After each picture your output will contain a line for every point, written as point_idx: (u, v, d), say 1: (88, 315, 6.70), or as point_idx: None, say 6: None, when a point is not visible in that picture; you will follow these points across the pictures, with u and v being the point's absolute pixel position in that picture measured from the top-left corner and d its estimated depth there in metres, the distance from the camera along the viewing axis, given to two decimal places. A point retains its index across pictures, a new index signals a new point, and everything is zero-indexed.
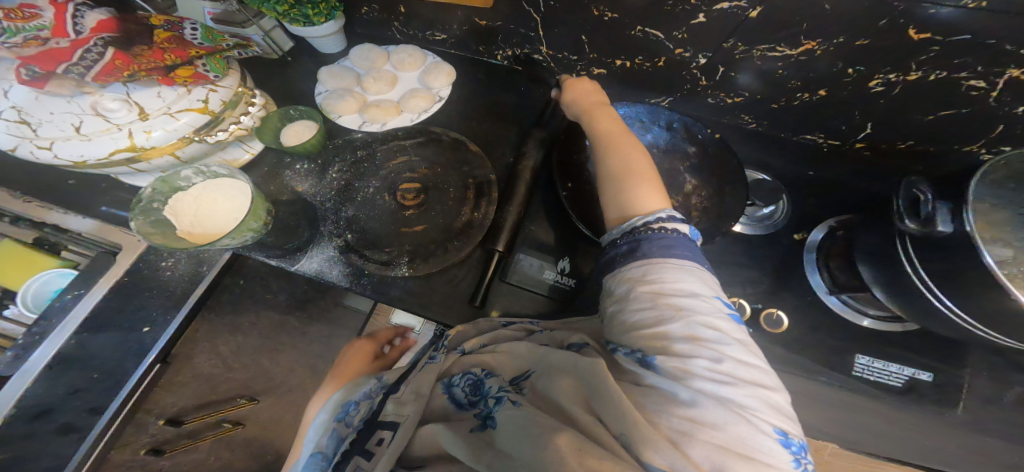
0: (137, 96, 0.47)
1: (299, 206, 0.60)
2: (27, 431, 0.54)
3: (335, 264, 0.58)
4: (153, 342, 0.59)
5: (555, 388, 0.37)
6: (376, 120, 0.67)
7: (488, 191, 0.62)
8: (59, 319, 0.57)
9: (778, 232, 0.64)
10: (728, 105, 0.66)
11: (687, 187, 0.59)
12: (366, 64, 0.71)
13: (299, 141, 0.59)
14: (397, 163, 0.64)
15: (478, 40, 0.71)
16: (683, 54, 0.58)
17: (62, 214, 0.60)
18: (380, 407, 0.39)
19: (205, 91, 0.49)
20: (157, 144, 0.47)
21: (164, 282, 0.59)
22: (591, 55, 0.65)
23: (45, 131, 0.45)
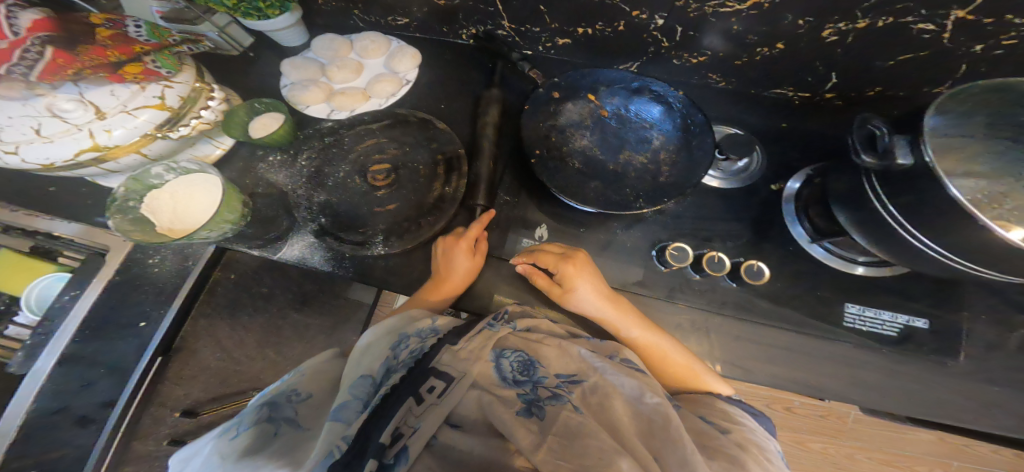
0: (90, 96, 0.48)
1: (276, 198, 0.63)
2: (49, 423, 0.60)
3: (317, 250, 0.60)
4: (150, 335, 0.62)
5: (609, 404, 0.40)
6: (344, 108, 0.69)
7: (458, 165, 0.64)
8: (61, 319, 0.60)
9: (755, 185, 0.64)
10: (694, 65, 0.65)
11: (655, 143, 0.60)
12: (329, 53, 0.71)
13: (267, 132, 0.61)
14: (367, 146, 0.66)
15: (440, 21, 0.71)
16: (639, 17, 0.58)
17: (47, 220, 0.60)
18: (436, 353, 0.40)
19: (159, 88, 0.50)
20: (119, 142, 0.49)
21: (152, 279, 0.62)
22: (553, 26, 0.65)
23: (7, 136, 0.46)
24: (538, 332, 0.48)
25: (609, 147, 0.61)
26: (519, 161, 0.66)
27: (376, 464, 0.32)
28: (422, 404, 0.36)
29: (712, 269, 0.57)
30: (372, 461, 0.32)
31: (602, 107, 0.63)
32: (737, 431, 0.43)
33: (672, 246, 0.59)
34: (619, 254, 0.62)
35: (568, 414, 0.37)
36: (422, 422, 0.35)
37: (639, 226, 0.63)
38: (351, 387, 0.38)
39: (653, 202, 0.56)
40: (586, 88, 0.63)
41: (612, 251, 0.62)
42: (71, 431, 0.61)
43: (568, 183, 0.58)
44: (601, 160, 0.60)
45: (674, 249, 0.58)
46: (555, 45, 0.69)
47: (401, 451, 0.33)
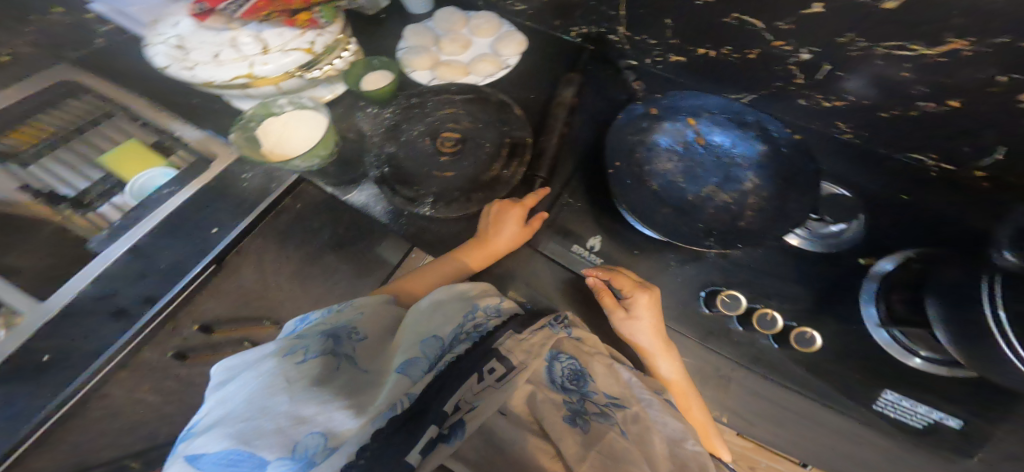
0: (266, 35, 0.53)
1: (360, 144, 0.65)
2: (92, 307, 0.59)
3: (381, 201, 0.62)
4: (216, 242, 0.65)
5: (649, 437, 0.43)
6: (444, 78, 0.71)
7: (521, 152, 0.63)
8: (153, 209, 0.63)
9: (840, 254, 0.59)
10: (822, 110, 0.61)
11: (746, 184, 0.57)
12: (446, 25, 0.76)
13: (376, 87, 0.66)
14: (444, 114, 0.66)
15: (555, 14, 0.72)
16: (782, 47, 0.54)
17: (180, 123, 0.69)
18: (501, 337, 0.42)
19: (314, 35, 0.55)
20: (269, 75, 0.53)
21: (239, 192, 0.67)
22: (672, 41, 0.63)
23: (191, 56, 0.51)
24: (590, 344, 0.51)
25: (695, 178, 0.59)
26: (590, 156, 0.66)
27: (436, 430, 0.33)
28: (482, 382, 0.38)
29: (760, 326, 0.55)
30: (434, 427, 0.33)
31: (698, 134, 0.60)
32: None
33: (726, 292, 0.57)
34: (667, 285, 0.60)
35: (614, 436, 0.42)
36: (479, 400, 0.37)
37: (694, 264, 0.61)
38: (421, 342, 0.41)
39: (722, 243, 0.53)
40: (689, 111, 0.61)
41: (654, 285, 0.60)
42: (105, 320, 0.60)
43: (641, 203, 0.57)
44: (682, 188, 0.58)
45: (727, 295, 0.56)
46: (666, 61, 0.67)
47: (460, 423, 0.35)
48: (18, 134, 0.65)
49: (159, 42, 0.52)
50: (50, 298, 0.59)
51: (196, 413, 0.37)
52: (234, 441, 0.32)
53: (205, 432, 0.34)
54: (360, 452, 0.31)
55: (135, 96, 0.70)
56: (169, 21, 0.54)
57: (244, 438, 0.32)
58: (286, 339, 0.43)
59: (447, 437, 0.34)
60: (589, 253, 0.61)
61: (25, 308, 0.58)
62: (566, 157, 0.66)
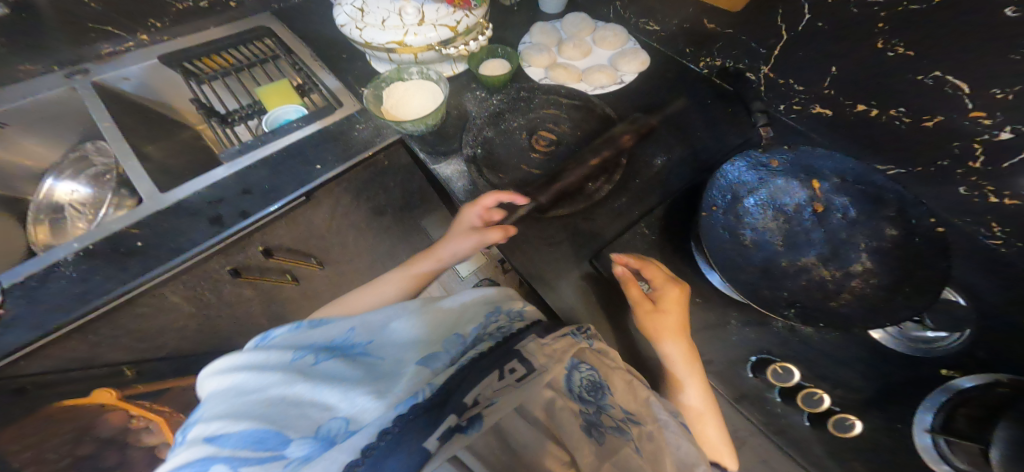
0: (425, 9, 0.65)
1: (460, 122, 0.67)
2: (197, 209, 0.59)
3: (463, 178, 0.62)
4: (316, 178, 0.62)
5: (663, 457, 0.39)
6: (556, 80, 0.72)
7: (613, 171, 0.62)
8: (279, 136, 0.64)
9: (931, 370, 0.50)
10: (982, 206, 0.54)
11: (855, 267, 0.51)
12: (573, 30, 0.79)
13: (491, 74, 0.69)
14: (545, 114, 0.66)
15: (688, 42, 0.72)
16: (980, 121, 0.48)
17: (326, 73, 0.76)
18: (525, 341, 0.43)
19: (461, 16, 0.65)
20: (415, 44, 0.65)
21: (349, 139, 0.66)
22: (823, 92, 0.59)
23: (368, 18, 0.65)
24: (614, 358, 0.48)
25: (797, 240, 0.54)
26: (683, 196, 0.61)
27: (455, 420, 0.35)
28: (502, 381, 0.39)
29: (804, 405, 0.49)
30: (452, 417, 0.35)
31: (820, 202, 0.55)
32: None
33: (778, 362, 0.51)
34: (720, 342, 0.54)
35: (631, 455, 0.39)
36: (499, 398, 0.37)
37: (756, 329, 0.54)
38: (444, 341, 0.47)
39: (801, 317, 0.47)
40: (817, 173, 0.56)
41: (705, 337, 0.55)
42: (200, 224, 0.58)
43: (728, 251, 0.53)
44: (777, 250, 0.53)
45: (779, 366, 0.51)
46: (806, 111, 0.63)
47: (473, 420, 0.35)
48: (207, 60, 0.80)
49: (346, 4, 0.68)
50: (171, 192, 0.60)
51: (191, 417, 0.39)
52: (257, 423, 0.35)
53: (220, 418, 0.36)
54: (379, 435, 0.34)
55: (300, 43, 0.81)
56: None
57: (268, 421, 0.35)
58: (289, 339, 0.45)
59: (463, 428, 0.35)
60: None
61: (146, 196, 0.60)
62: (657, 182, 0.63)
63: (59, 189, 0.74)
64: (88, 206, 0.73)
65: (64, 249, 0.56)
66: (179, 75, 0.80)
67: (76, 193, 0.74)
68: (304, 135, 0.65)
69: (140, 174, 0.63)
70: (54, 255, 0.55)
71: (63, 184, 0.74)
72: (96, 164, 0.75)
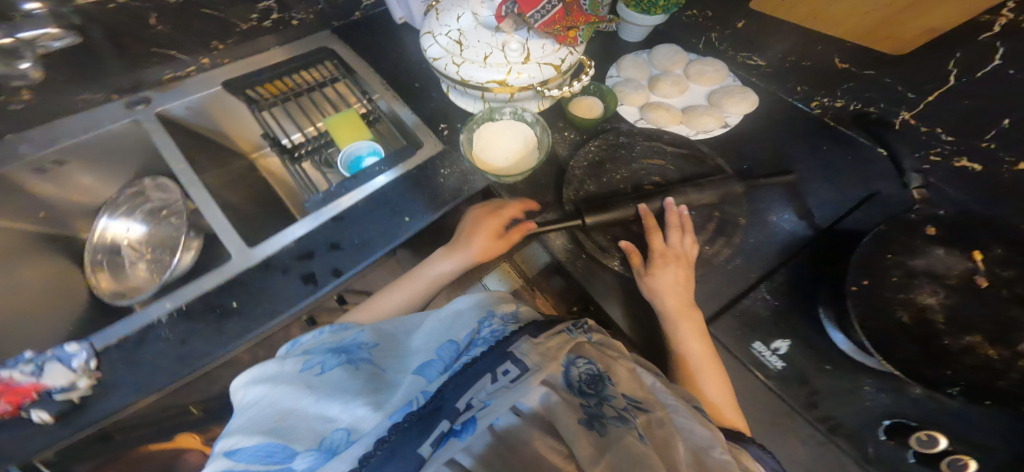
0: (531, 45, 0.60)
1: (555, 168, 0.62)
2: (288, 265, 0.55)
3: (561, 236, 0.57)
4: (405, 231, 0.57)
5: (673, 445, 0.36)
6: (655, 121, 0.66)
7: (730, 232, 0.56)
8: (363, 182, 0.59)
9: None
10: None
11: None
12: (665, 64, 0.73)
13: (587, 115, 0.65)
14: (650, 163, 0.61)
15: (801, 79, 0.66)
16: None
17: (399, 104, 0.70)
18: (516, 339, 0.37)
19: (568, 54, 0.60)
20: (519, 84, 0.59)
21: (436, 186, 0.60)
22: (980, 145, 0.51)
23: (466, 53, 0.59)
24: (612, 348, 0.44)
25: (957, 315, 0.47)
26: (810, 261, 0.55)
27: (448, 426, 0.31)
28: (496, 384, 0.34)
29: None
30: (444, 421, 0.31)
31: (985, 276, 0.47)
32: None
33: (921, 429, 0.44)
34: (873, 440, 0.46)
35: (634, 440, 0.34)
36: (493, 400, 0.32)
37: (918, 418, 0.46)
38: (439, 347, 0.43)
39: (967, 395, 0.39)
40: (977, 242, 0.48)
41: (858, 431, 0.47)
42: (292, 282, 0.54)
43: (878, 327, 0.46)
44: (938, 328, 0.47)
45: (921, 433, 0.44)
46: (944, 164, 0.55)
47: (469, 422, 0.31)
48: (268, 85, 0.74)
49: (443, 33, 0.61)
50: (259, 247, 0.56)
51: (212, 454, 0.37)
52: (269, 438, 0.35)
53: (239, 432, 0.37)
54: (374, 446, 0.31)
55: (368, 69, 0.75)
56: (459, 14, 0.62)
57: (277, 435, 0.35)
58: (296, 359, 0.44)
59: (457, 433, 0.31)
60: (773, 356, 0.50)
61: (235, 251, 0.55)
62: (774, 235, 0.57)
63: (112, 228, 0.72)
64: (147, 246, 0.72)
65: (156, 309, 0.51)
66: (239, 102, 0.72)
67: (132, 232, 0.72)
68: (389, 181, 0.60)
69: (222, 221, 0.59)
70: (144, 318, 0.50)
71: (117, 222, 0.72)
72: (150, 200, 0.73)
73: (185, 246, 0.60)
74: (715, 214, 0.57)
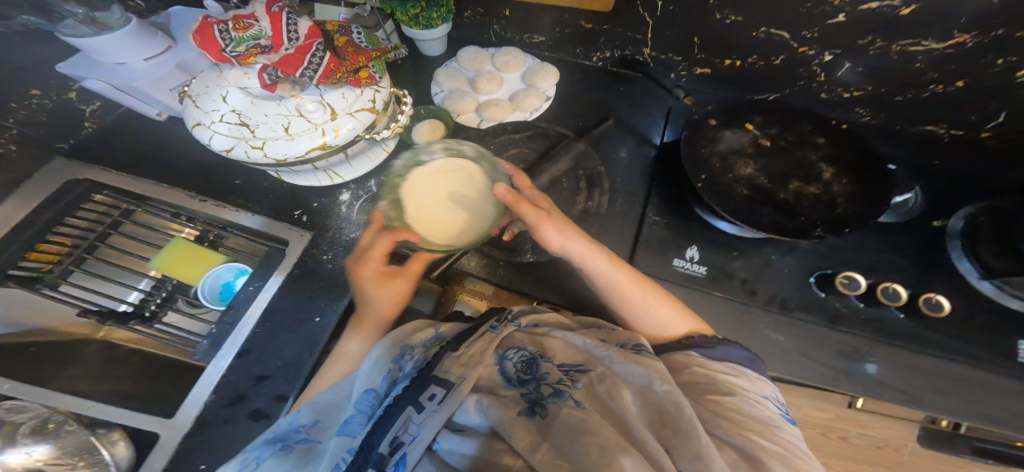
0: (328, 99, 0.58)
1: None
2: (223, 416, 0.51)
3: (472, 257, 0.60)
4: (322, 332, 0.56)
5: (616, 395, 0.39)
6: (493, 118, 0.73)
7: (599, 182, 0.64)
8: (244, 311, 0.55)
9: (914, 221, 0.61)
10: (845, 101, 0.69)
11: (825, 176, 0.59)
12: (473, 66, 0.78)
13: (435, 136, 0.68)
14: (509, 156, 0.66)
15: (576, 43, 0.77)
16: (807, 53, 0.63)
17: (234, 212, 0.63)
18: (437, 360, 0.40)
19: (373, 92, 0.60)
20: (340, 141, 0.58)
21: (328, 274, 0.59)
22: (698, 57, 0.71)
23: (261, 132, 0.56)
24: (542, 326, 0.48)
25: (771, 172, 0.60)
26: (665, 174, 0.66)
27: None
28: (423, 412, 0.36)
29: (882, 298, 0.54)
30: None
31: (765, 137, 0.63)
32: (750, 397, 0.43)
33: (842, 274, 0.55)
34: (777, 281, 0.58)
35: (570, 410, 0.37)
36: (421, 429, 0.35)
37: (794, 254, 0.59)
38: (358, 403, 0.42)
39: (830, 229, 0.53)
40: (745, 118, 0.65)
41: (766, 278, 0.58)
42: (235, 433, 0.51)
43: (733, 205, 0.57)
44: (770, 188, 0.59)
45: (845, 277, 0.55)
46: (691, 74, 0.75)
47: (400, 461, 0.34)
48: (38, 254, 0.56)
49: (218, 119, 0.56)
50: (180, 411, 0.51)
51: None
52: None
53: None
54: None
55: (171, 189, 0.64)
56: (223, 93, 0.58)
57: None
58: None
59: None
60: (693, 264, 0.58)
61: (158, 427, 0.50)
62: (630, 168, 0.67)
63: (9, 459, 0.50)
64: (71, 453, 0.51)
65: None
66: (12, 289, 0.53)
67: (37, 454, 0.50)
68: (270, 296, 0.57)
69: (121, 413, 0.51)
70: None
71: (10, 453, 0.50)
72: (23, 420, 0.51)
73: (105, 442, 0.51)
74: (580, 173, 0.65)
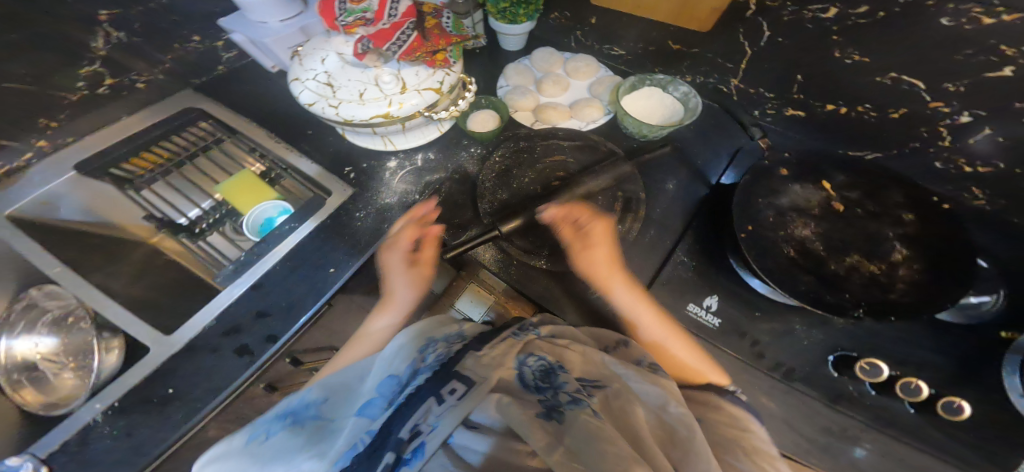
0: (404, 74, 0.62)
1: (468, 186, 0.65)
2: (218, 343, 0.56)
3: (490, 248, 0.60)
4: (333, 283, 0.60)
5: (630, 409, 0.38)
6: (548, 121, 0.73)
7: (635, 207, 0.62)
8: (273, 246, 0.61)
9: (988, 330, 0.53)
10: (961, 175, 0.58)
11: (894, 257, 0.54)
12: (545, 66, 0.78)
13: (484, 129, 0.69)
14: (552, 161, 0.65)
15: (657, 62, 0.75)
16: (940, 109, 0.54)
17: (296, 156, 0.69)
18: (461, 356, 0.37)
19: (443, 74, 0.64)
20: (403, 114, 0.61)
21: (354, 230, 0.63)
22: (793, 96, 0.64)
23: (340, 94, 0.61)
24: (564, 337, 0.46)
25: (833, 240, 0.57)
26: (708, 218, 0.61)
27: (394, 456, 0.30)
28: (441, 405, 0.33)
29: (901, 392, 0.49)
30: (390, 455, 0.30)
31: (839, 201, 0.59)
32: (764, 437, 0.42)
33: (864, 358, 0.50)
34: (796, 354, 0.53)
35: (588, 419, 0.35)
36: (440, 422, 0.32)
37: (828, 332, 0.54)
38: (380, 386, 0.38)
39: (872, 314, 0.47)
40: (825, 174, 0.60)
41: (787, 347, 0.53)
42: (226, 358, 0.56)
43: (774, 266, 0.53)
44: (821, 255, 0.55)
45: (865, 362, 0.50)
46: (779, 114, 0.68)
47: (418, 450, 0.31)
48: (136, 160, 0.69)
49: (310, 78, 0.62)
50: (177, 332, 0.57)
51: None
52: None
53: None
54: None
55: (250, 125, 0.72)
56: (324, 56, 0.64)
57: None
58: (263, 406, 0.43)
59: (406, 463, 0.30)
60: (707, 313, 0.55)
61: (151, 342, 0.56)
62: (674, 202, 0.63)
63: (17, 346, 0.60)
64: (67, 353, 0.61)
65: (87, 411, 0.52)
66: (107, 186, 0.67)
67: (42, 346, 0.60)
68: (301, 237, 0.62)
69: (128, 320, 0.58)
70: (76, 423, 0.52)
71: (21, 340, 0.60)
72: (51, 309, 0.61)
73: (103, 348, 0.57)
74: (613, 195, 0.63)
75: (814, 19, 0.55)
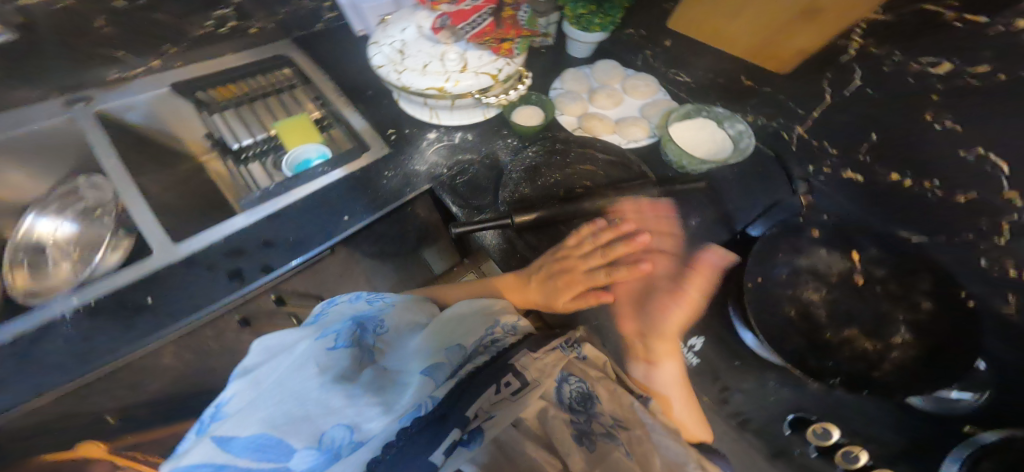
0: (468, 55, 0.65)
1: (496, 172, 0.67)
2: (216, 260, 0.60)
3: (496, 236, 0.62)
4: (343, 229, 0.64)
5: (652, 458, 0.41)
6: (591, 131, 0.72)
7: (651, 234, 0.60)
8: (303, 183, 0.66)
9: None
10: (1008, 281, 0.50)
11: (894, 339, 0.52)
12: (604, 78, 0.78)
13: (527, 123, 0.70)
14: (581, 169, 0.66)
15: (722, 95, 0.74)
16: (1013, 201, 0.47)
17: (351, 111, 0.75)
18: (522, 355, 0.42)
19: (503, 64, 0.66)
20: (457, 91, 0.64)
21: (378, 187, 0.67)
22: (858, 159, 0.60)
23: (408, 62, 0.65)
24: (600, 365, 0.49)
25: (838, 310, 0.56)
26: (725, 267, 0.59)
27: (459, 433, 0.35)
28: (498, 394, 0.38)
29: (842, 462, 0.48)
30: (457, 430, 0.35)
31: (862, 274, 0.57)
32: None
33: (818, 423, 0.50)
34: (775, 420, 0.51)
35: (618, 457, 0.39)
36: (497, 412, 0.37)
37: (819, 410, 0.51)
38: (447, 349, 0.43)
39: (847, 385, 0.49)
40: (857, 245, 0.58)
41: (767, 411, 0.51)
42: (218, 277, 0.59)
43: (770, 321, 0.54)
44: (821, 322, 0.55)
45: (819, 426, 0.49)
46: (834, 174, 0.65)
47: (477, 432, 0.36)
48: (222, 89, 0.77)
49: (388, 43, 0.67)
50: (183, 243, 0.60)
51: (222, 394, 0.38)
52: (269, 424, 0.34)
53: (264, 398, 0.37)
54: (383, 449, 0.35)
55: (320, 74, 0.78)
56: (405, 26, 0.68)
57: (273, 423, 0.34)
58: (312, 328, 0.45)
59: (467, 442, 0.35)
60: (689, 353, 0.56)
61: (156, 247, 0.59)
62: (693, 238, 0.62)
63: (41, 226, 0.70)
64: (72, 245, 0.70)
65: (61, 304, 0.54)
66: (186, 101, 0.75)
67: (59, 231, 0.70)
68: (328, 183, 0.67)
69: (147, 220, 0.62)
70: (50, 311, 0.53)
71: (46, 222, 0.70)
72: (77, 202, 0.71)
73: (111, 245, 0.62)
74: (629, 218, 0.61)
75: (917, 73, 0.49)
